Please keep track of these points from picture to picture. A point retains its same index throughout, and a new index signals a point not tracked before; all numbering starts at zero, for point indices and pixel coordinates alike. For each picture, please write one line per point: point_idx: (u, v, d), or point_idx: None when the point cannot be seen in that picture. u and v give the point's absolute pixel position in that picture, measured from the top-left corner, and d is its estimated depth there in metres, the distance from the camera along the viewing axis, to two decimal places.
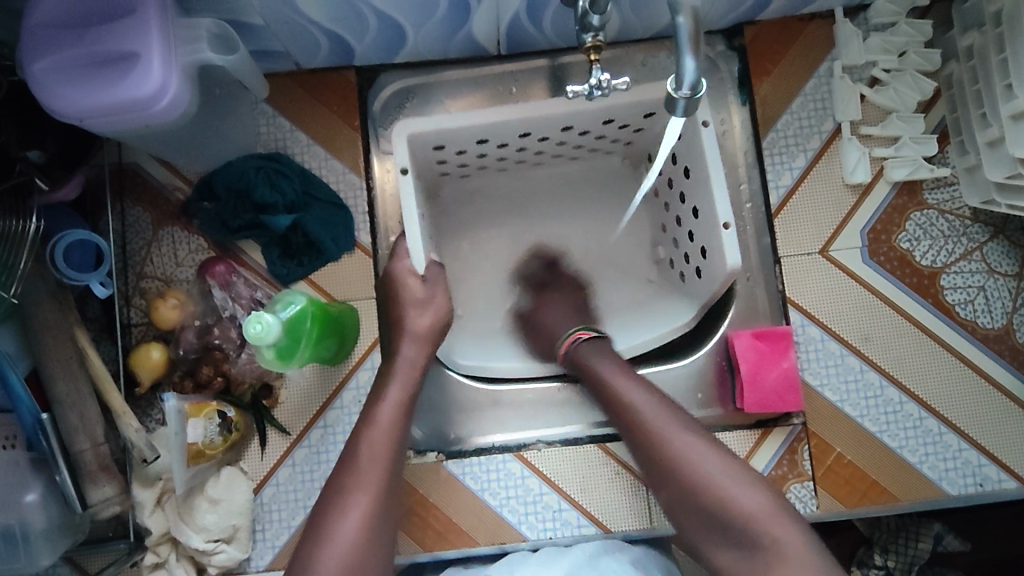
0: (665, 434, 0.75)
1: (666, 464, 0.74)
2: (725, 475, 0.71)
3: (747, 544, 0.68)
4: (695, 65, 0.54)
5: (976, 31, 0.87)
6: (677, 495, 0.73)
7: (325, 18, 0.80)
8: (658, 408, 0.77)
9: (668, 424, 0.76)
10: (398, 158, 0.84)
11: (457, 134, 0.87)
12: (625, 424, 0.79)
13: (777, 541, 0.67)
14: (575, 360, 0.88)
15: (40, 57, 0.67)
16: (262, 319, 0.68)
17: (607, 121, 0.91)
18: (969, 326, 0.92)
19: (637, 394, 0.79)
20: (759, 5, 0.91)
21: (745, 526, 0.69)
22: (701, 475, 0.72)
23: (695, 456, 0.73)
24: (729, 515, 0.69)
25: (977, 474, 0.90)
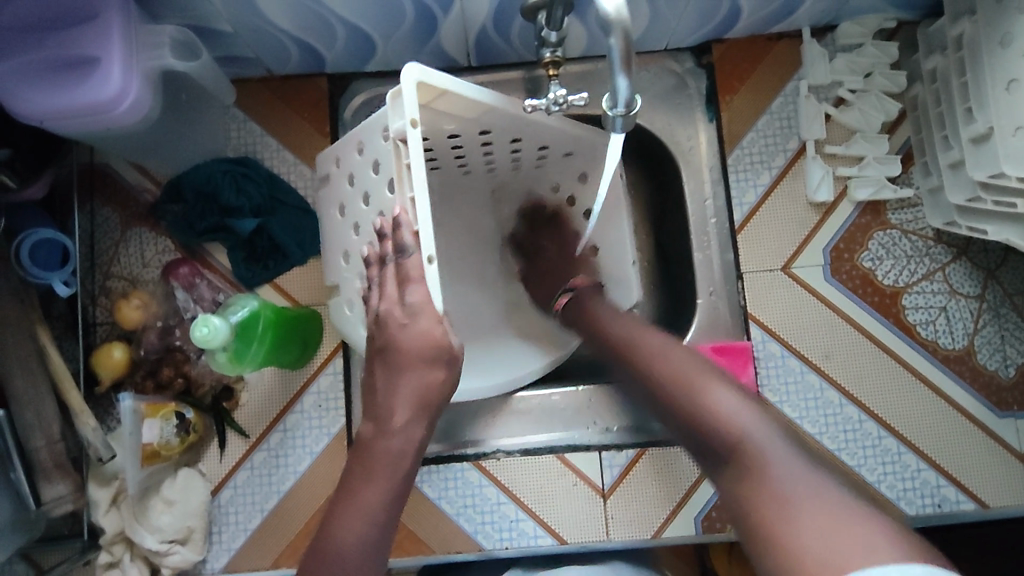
0: (649, 349, 0.73)
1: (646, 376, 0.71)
2: (697, 376, 0.66)
3: (709, 441, 0.61)
4: (627, 84, 0.56)
5: (939, 55, 0.88)
6: (660, 408, 0.68)
7: (291, 25, 0.81)
8: (643, 333, 0.77)
9: (647, 346, 0.74)
10: (411, 109, 0.65)
11: (446, 105, 0.73)
12: (613, 359, 0.78)
13: (738, 429, 0.59)
14: (569, 319, 0.89)
15: (2, 59, 0.68)
16: (210, 322, 0.69)
17: (541, 147, 0.88)
18: (931, 346, 0.92)
19: (629, 324, 0.79)
20: (726, 24, 0.92)
21: (706, 419, 0.62)
22: (668, 380, 0.68)
23: (670, 365, 0.69)
24: (692, 410, 0.63)
25: (935, 495, 0.89)
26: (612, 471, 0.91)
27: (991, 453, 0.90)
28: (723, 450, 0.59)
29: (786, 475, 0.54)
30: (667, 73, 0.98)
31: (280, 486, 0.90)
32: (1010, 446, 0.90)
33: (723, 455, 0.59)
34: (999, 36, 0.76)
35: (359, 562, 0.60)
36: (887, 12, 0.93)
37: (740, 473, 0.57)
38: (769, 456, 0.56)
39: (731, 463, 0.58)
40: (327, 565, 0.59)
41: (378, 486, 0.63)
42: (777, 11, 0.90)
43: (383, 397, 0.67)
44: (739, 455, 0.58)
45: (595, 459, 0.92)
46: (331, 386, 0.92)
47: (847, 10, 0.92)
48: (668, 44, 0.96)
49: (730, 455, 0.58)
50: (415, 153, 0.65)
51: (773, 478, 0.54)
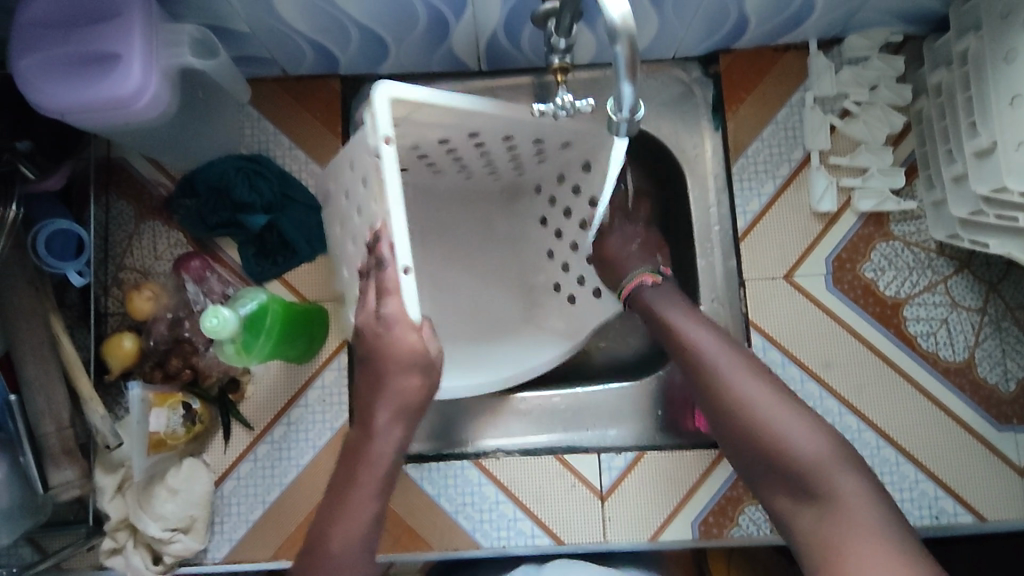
0: (733, 375, 0.74)
1: (736, 408, 0.72)
2: (790, 420, 0.70)
3: (805, 492, 0.68)
4: (633, 91, 0.57)
5: (944, 69, 0.89)
6: (745, 441, 0.72)
7: (308, 27, 0.83)
8: (723, 351, 0.76)
9: (732, 367, 0.75)
10: (381, 125, 0.68)
11: (426, 114, 0.75)
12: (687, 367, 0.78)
13: (838, 492, 0.66)
14: (637, 301, 0.87)
15: (26, 53, 0.70)
16: (220, 313, 0.70)
17: (536, 140, 0.88)
18: (931, 358, 0.92)
19: (703, 336, 0.78)
20: (733, 34, 0.93)
21: (806, 473, 0.68)
22: (764, 422, 0.71)
23: (760, 401, 0.72)
24: (791, 462, 0.69)
25: (933, 507, 0.89)
26: (610, 473, 0.92)
27: (989, 466, 0.90)
28: (819, 509, 0.67)
29: (878, 541, 0.62)
30: (674, 82, 1.00)
31: (283, 478, 0.91)
32: (1008, 459, 0.90)
33: (818, 509, 0.67)
34: (1004, 51, 0.77)
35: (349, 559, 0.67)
36: (893, 26, 0.94)
37: (835, 535, 0.65)
38: (867, 521, 0.64)
39: (824, 521, 0.66)
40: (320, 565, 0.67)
41: (363, 487, 0.69)
42: (784, 22, 0.91)
43: (366, 401, 0.72)
44: (836, 517, 0.66)
45: (594, 461, 0.92)
46: (335, 381, 0.93)
47: (854, 23, 0.93)
48: (676, 53, 0.97)
49: (827, 513, 0.66)
50: (389, 166, 0.68)
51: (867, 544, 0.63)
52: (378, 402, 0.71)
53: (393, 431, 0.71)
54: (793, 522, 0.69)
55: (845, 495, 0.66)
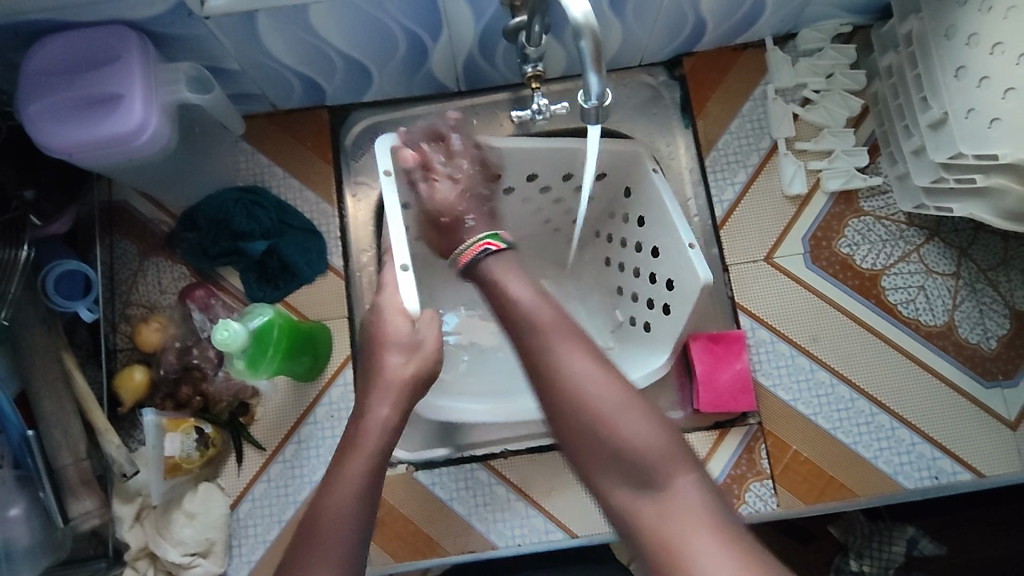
0: (542, 346, 0.67)
1: (551, 383, 0.65)
2: (603, 391, 0.64)
3: (638, 480, 0.61)
4: (598, 80, 0.63)
5: (893, 52, 0.95)
6: (562, 426, 0.65)
7: (294, 61, 0.89)
8: (558, 323, 0.68)
9: (561, 344, 0.66)
10: (382, 162, 0.83)
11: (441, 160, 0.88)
12: (521, 337, 0.69)
13: (671, 485, 0.60)
14: (479, 274, 0.74)
15: (35, 100, 0.75)
16: (230, 326, 0.73)
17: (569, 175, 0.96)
18: (913, 324, 0.95)
19: (519, 283, 0.71)
20: (694, 37, 0.99)
21: (640, 463, 0.61)
22: (579, 396, 0.64)
23: (581, 379, 0.64)
24: (615, 441, 0.62)
25: (931, 468, 0.91)
26: None
27: (982, 424, 0.93)
28: (655, 496, 0.60)
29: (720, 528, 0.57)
30: (643, 86, 1.05)
31: (297, 497, 0.93)
32: (998, 415, 0.93)
33: (654, 497, 0.61)
34: (944, 28, 0.84)
35: (336, 520, 0.64)
36: (842, 17, 1.00)
37: (686, 541, 0.57)
38: (700, 517, 0.58)
39: (661, 512, 0.60)
40: (310, 532, 0.64)
41: (359, 457, 0.69)
42: (740, 21, 0.97)
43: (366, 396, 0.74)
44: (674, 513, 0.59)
45: None
46: (342, 397, 0.96)
47: (804, 18, 0.99)
48: (642, 59, 1.03)
49: (664, 505, 0.60)
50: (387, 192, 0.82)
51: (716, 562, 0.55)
52: (376, 390, 0.73)
53: (383, 413, 0.72)
54: (633, 514, 0.61)
55: (677, 491, 0.60)
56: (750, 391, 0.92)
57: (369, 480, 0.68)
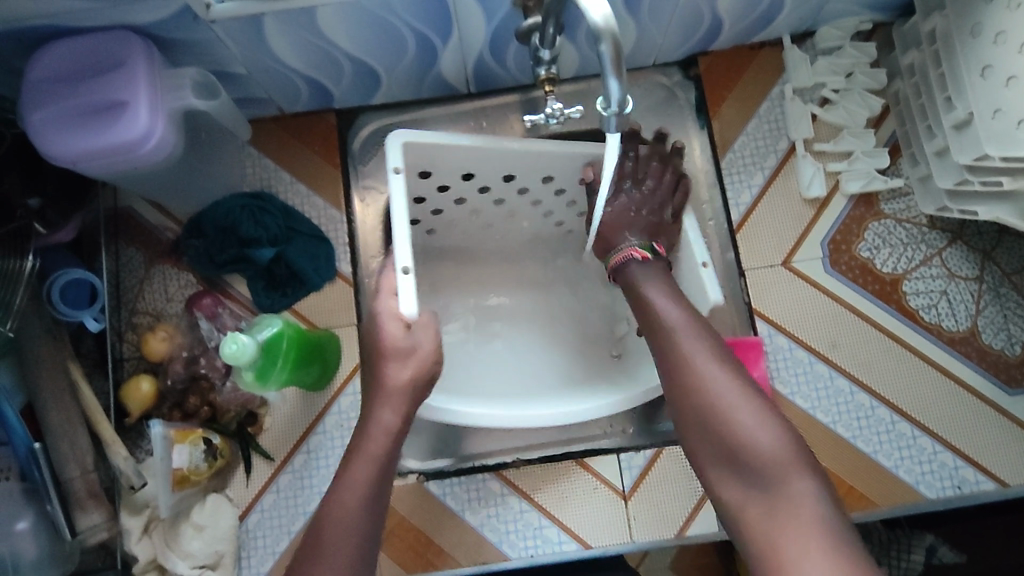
0: (685, 350, 0.71)
1: (681, 381, 0.69)
2: (740, 400, 0.65)
3: (755, 482, 0.62)
4: (619, 85, 0.60)
5: (915, 50, 0.93)
6: (689, 422, 0.68)
7: (302, 64, 0.87)
8: (691, 331, 0.73)
9: (697, 347, 0.71)
10: (391, 159, 0.82)
11: (451, 160, 0.86)
12: (666, 342, 0.73)
13: (793, 493, 0.60)
14: (625, 276, 0.83)
15: (40, 108, 0.73)
16: (238, 338, 0.72)
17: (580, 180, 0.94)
18: (935, 330, 0.93)
19: (668, 303, 0.76)
20: (710, 36, 0.97)
21: (760, 465, 0.62)
22: (713, 397, 0.66)
23: (713, 381, 0.67)
24: (738, 442, 0.64)
25: (954, 477, 0.89)
26: (632, 473, 0.92)
27: (1006, 433, 0.90)
28: (767, 496, 0.61)
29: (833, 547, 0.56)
30: (657, 87, 1.03)
31: (306, 507, 0.92)
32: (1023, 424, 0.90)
33: (766, 500, 0.61)
34: (970, 25, 0.81)
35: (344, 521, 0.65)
36: (861, 14, 0.98)
37: (781, 534, 0.58)
38: (817, 525, 0.57)
39: (772, 512, 0.60)
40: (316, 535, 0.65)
41: (361, 461, 0.69)
42: (757, 20, 0.95)
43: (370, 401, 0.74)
44: (785, 512, 0.59)
45: (614, 462, 0.93)
46: (352, 406, 0.94)
47: (823, 15, 0.97)
48: (656, 59, 1.00)
49: (778, 511, 0.59)
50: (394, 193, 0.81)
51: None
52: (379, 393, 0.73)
53: (385, 419, 0.72)
54: (735, 511, 0.63)
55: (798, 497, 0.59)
56: (768, 400, 0.90)
57: (374, 486, 0.68)
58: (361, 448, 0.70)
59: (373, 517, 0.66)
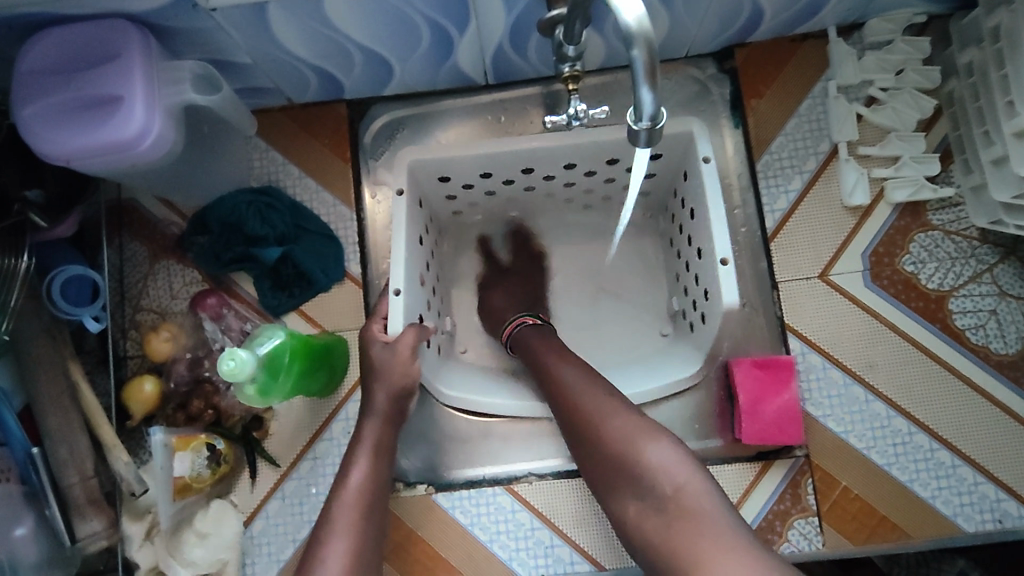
0: (576, 394, 0.75)
1: (583, 424, 0.73)
2: (636, 431, 0.69)
3: (659, 503, 0.64)
4: (653, 96, 0.54)
5: (974, 48, 0.85)
6: (591, 460, 0.72)
7: (310, 54, 0.81)
8: (591, 383, 0.75)
9: (597, 396, 0.73)
10: (396, 181, 0.83)
11: (465, 163, 0.86)
12: (563, 392, 0.76)
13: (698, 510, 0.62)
14: (520, 343, 0.87)
15: (29, 103, 0.69)
16: (236, 355, 0.68)
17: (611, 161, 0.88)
18: (981, 352, 0.87)
19: (566, 367, 0.78)
20: (749, 27, 0.90)
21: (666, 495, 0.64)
22: (610, 434, 0.70)
23: (608, 417, 0.71)
24: (633, 466, 0.67)
25: (995, 510, 0.84)
26: None
27: None
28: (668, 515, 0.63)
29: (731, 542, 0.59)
30: (689, 81, 0.96)
31: (312, 515, 0.89)
32: None
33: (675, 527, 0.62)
34: None
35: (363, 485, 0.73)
36: (916, 6, 0.90)
37: (693, 548, 0.60)
38: (715, 532, 0.60)
39: (677, 533, 0.62)
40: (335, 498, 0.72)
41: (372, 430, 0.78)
42: (801, 10, 0.87)
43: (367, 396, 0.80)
44: (689, 527, 0.61)
45: None
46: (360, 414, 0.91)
47: (874, 7, 0.89)
48: (690, 50, 0.94)
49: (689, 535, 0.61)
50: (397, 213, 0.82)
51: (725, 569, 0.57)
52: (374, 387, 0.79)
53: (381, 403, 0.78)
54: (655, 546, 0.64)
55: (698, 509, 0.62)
56: (799, 423, 0.84)
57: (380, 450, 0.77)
58: (359, 438, 0.77)
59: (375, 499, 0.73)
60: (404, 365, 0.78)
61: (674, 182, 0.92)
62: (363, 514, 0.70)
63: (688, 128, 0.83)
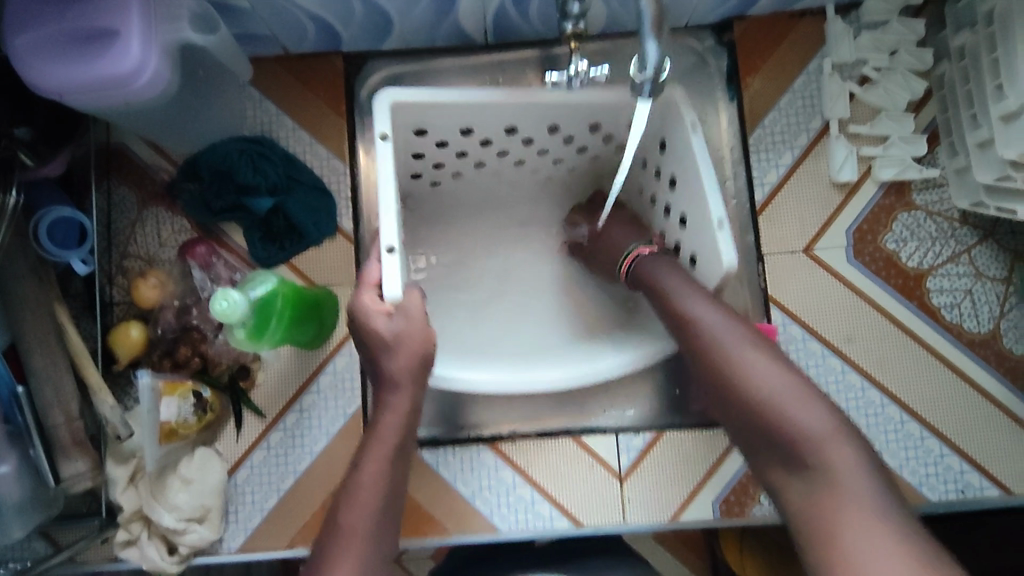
0: (715, 336, 0.74)
1: (721, 374, 0.72)
2: (777, 385, 0.68)
3: (802, 467, 0.65)
4: (657, 48, 0.56)
5: (967, 31, 0.86)
6: (731, 411, 0.72)
7: (309, 2, 0.80)
8: (726, 323, 0.74)
9: (732, 340, 0.73)
10: (377, 125, 0.79)
11: (453, 114, 0.83)
12: (697, 333, 0.75)
13: (831, 466, 0.63)
14: (639, 273, 0.85)
15: (21, 32, 0.67)
16: (229, 296, 0.69)
17: (591, 126, 0.89)
18: (955, 330, 0.90)
19: (689, 297, 0.77)
20: (749, 0, 0.90)
21: (799, 449, 0.65)
22: (753, 386, 0.69)
23: (751, 369, 0.70)
24: (778, 426, 0.67)
25: (959, 481, 0.87)
26: (629, 454, 0.90)
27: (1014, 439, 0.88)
28: (812, 479, 0.64)
29: (879, 520, 0.59)
30: (687, 52, 0.97)
31: (297, 466, 0.90)
32: None
33: (810, 482, 0.64)
34: None
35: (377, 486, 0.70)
36: None
37: (840, 517, 0.60)
38: (870, 500, 0.60)
39: (818, 495, 0.63)
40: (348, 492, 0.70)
41: (395, 416, 0.73)
42: None
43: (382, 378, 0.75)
44: (831, 490, 0.62)
45: (612, 443, 0.91)
46: (347, 367, 0.92)
47: None
48: (690, 20, 0.94)
49: (822, 489, 0.63)
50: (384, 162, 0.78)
51: (869, 543, 0.58)
52: (390, 376, 0.74)
53: (400, 401, 0.74)
54: (785, 495, 0.66)
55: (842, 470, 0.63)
56: None
57: (399, 441, 0.73)
58: (380, 431, 0.73)
59: (389, 506, 0.70)
60: (419, 336, 0.75)
61: (644, 150, 0.92)
62: (376, 517, 0.69)
63: (668, 97, 0.82)
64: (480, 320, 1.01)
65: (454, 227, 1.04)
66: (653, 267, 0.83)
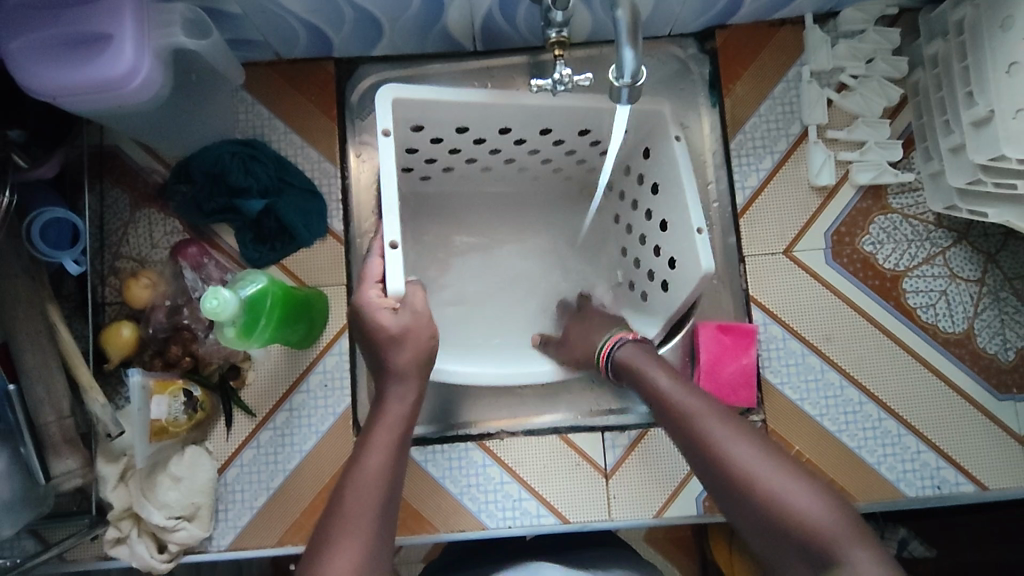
0: (700, 423, 0.70)
1: (709, 461, 0.67)
2: (775, 473, 0.64)
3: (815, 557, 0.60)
4: (633, 55, 0.59)
5: (940, 40, 0.89)
6: (727, 500, 0.66)
7: (301, 9, 0.82)
8: (709, 407, 0.71)
9: (718, 423, 0.69)
10: (381, 121, 0.79)
11: (449, 113, 0.85)
12: (679, 420, 0.72)
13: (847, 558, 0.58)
14: (619, 363, 0.84)
15: (16, 36, 0.69)
16: (219, 294, 0.70)
17: (581, 132, 0.93)
18: (931, 330, 0.92)
19: (670, 385, 0.75)
20: (729, 10, 0.93)
21: (813, 540, 0.60)
22: (746, 473, 0.65)
23: (741, 455, 0.66)
24: (781, 514, 0.62)
25: (935, 477, 0.89)
26: (615, 452, 0.92)
27: (988, 435, 0.90)
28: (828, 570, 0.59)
29: None
30: (670, 59, 1.00)
31: (287, 464, 0.91)
32: (1009, 429, 0.90)
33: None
34: (999, 19, 0.77)
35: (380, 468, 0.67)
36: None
37: None
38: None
39: None
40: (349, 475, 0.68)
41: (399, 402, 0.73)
42: None
43: (383, 364, 0.75)
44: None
45: (598, 440, 0.92)
46: (337, 366, 0.93)
47: None
48: (672, 29, 0.97)
49: None
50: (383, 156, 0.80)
51: None
52: (390, 360, 0.74)
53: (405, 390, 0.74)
54: None
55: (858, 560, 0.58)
56: (751, 387, 0.90)
57: (404, 427, 0.72)
58: (385, 414, 0.72)
59: (391, 491, 0.67)
60: (422, 327, 0.76)
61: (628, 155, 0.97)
62: (376, 508, 0.65)
63: (660, 108, 0.88)
64: (469, 321, 1.03)
65: (444, 229, 1.06)
66: (633, 356, 0.82)
